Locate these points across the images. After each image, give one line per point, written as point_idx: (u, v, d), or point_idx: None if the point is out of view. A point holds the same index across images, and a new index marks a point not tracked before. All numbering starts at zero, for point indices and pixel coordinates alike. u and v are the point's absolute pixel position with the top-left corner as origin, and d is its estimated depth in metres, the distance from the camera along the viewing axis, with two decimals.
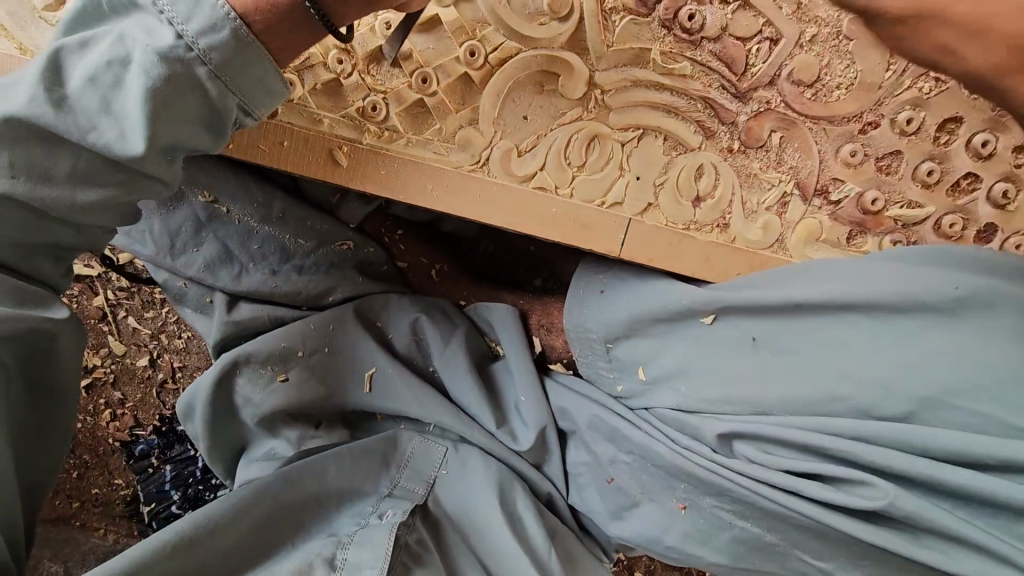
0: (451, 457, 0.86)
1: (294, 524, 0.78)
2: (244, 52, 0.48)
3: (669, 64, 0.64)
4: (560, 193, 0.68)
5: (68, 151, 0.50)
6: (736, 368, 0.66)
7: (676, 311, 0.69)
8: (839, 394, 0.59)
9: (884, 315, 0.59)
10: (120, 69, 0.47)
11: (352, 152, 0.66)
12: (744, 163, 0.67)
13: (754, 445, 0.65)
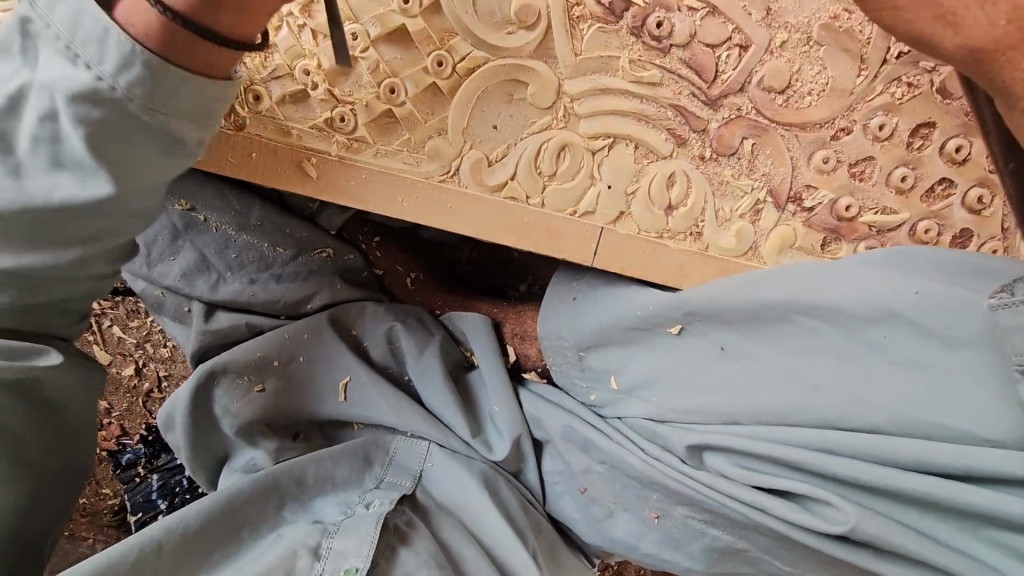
0: (435, 450, 0.86)
1: (276, 515, 0.77)
2: (168, 85, 0.43)
3: (638, 71, 0.63)
4: (531, 202, 0.67)
5: (82, 219, 0.48)
6: (705, 376, 0.66)
7: (644, 322, 0.70)
8: (806, 404, 0.58)
9: (847, 324, 0.57)
10: (51, 125, 0.44)
11: (320, 163, 0.66)
12: (716, 170, 0.66)
13: (722, 456, 0.65)
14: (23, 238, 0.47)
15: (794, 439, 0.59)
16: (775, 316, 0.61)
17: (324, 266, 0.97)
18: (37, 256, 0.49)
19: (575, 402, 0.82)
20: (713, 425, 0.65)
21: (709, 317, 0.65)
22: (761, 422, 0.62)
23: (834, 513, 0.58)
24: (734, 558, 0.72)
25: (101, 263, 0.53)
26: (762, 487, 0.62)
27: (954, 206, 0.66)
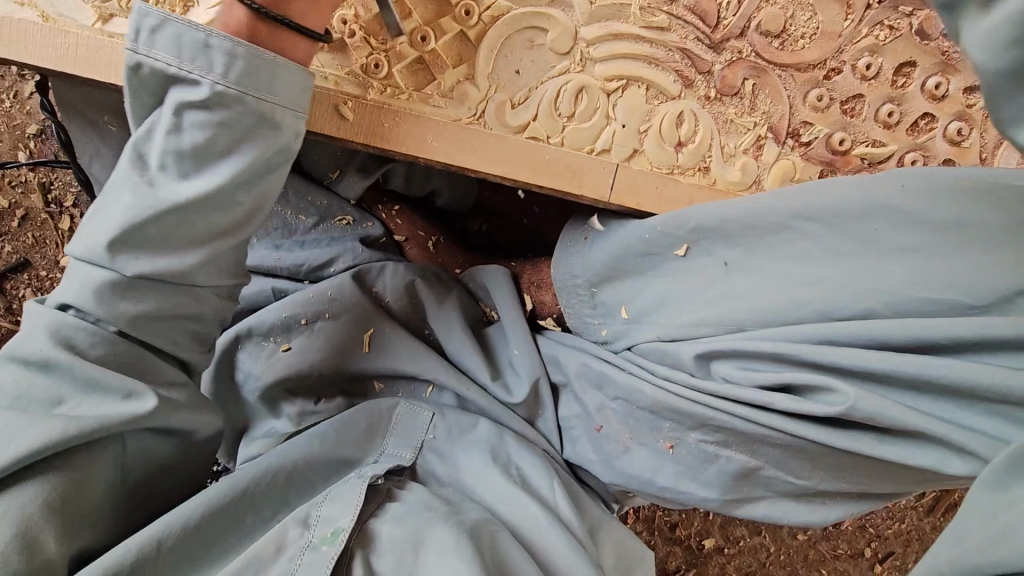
0: (440, 420, 0.89)
1: (281, 492, 0.75)
2: (260, 64, 0.57)
3: (648, 17, 0.70)
4: (552, 141, 0.73)
5: (209, 209, 0.58)
6: (711, 291, 0.74)
7: (654, 243, 0.76)
8: (804, 302, 0.68)
9: (841, 224, 0.67)
10: (183, 133, 0.56)
11: (356, 107, 0.71)
12: (721, 110, 0.72)
13: (728, 363, 0.73)
14: (170, 236, 0.57)
15: (797, 333, 0.68)
16: (773, 225, 0.70)
17: (345, 232, 1.03)
18: (181, 248, 0.58)
19: (587, 341, 0.88)
20: (720, 335, 0.73)
21: (714, 231, 0.72)
22: (765, 332, 0.70)
23: (833, 398, 0.67)
24: (749, 483, 0.76)
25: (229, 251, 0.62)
26: (771, 387, 0.70)
27: (937, 137, 0.72)
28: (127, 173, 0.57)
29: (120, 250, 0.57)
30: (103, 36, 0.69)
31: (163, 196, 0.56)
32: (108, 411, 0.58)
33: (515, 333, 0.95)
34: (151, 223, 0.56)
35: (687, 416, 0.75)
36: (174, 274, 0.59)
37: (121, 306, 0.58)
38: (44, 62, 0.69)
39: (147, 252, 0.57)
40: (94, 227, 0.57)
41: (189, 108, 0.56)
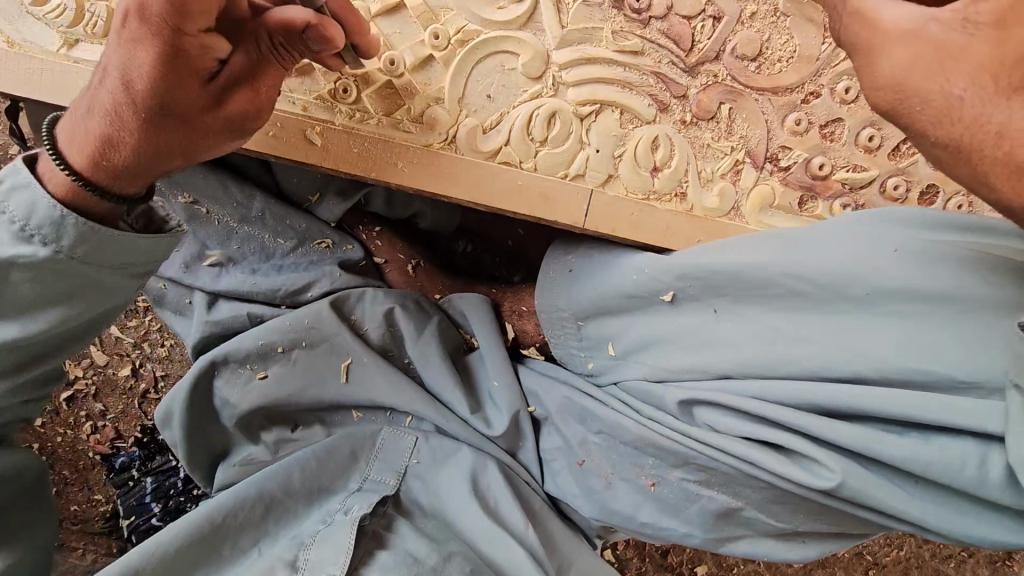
0: (424, 442, 0.88)
1: (261, 525, 0.80)
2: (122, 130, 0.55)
3: (621, 41, 0.68)
4: (524, 167, 0.71)
5: (48, 288, 0.58)
6: (691, 329, 0.71)
7: (639, 288, 0.73)
8: (779, 336, 0.66)
9: (838, 281, 0.62)
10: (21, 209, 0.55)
11: (325, 132, 0.70)
12: (697, 134, 0.71)
13: (715, 411, 0.69)
14: (6, 303, 0.58)
15: (789, 394, 0.64)
16: (762, 279, 0.66)
17: (323, 256, 1.01)
18: (49, 237, 0.56)
19: (574, 375, 0.86)
20: (702, 382, 0.70)
21: (703, 279, 0.69)
22: (753, 388, 0.66)
23: (824, 471, 0.62)
24: (729, 522, 0.74)
25: (118, 251, 0.58)
26: (761, 445, 0.66)
27: (919, 162, 0.71)
28: None
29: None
30: (69, 62, 0.68)
31: (42, 191, 0.55)
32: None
33: (496, 362, 0.93)
34: (20, 208, 0.55)
35: (670, 454, 0.72)
36: (53, 265, 0.57)
37: (10, 288, 0.57)
38: (8, 88, 0.68)
39: (16, 234, 0.55)
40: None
41: (76, 140, 0.56)
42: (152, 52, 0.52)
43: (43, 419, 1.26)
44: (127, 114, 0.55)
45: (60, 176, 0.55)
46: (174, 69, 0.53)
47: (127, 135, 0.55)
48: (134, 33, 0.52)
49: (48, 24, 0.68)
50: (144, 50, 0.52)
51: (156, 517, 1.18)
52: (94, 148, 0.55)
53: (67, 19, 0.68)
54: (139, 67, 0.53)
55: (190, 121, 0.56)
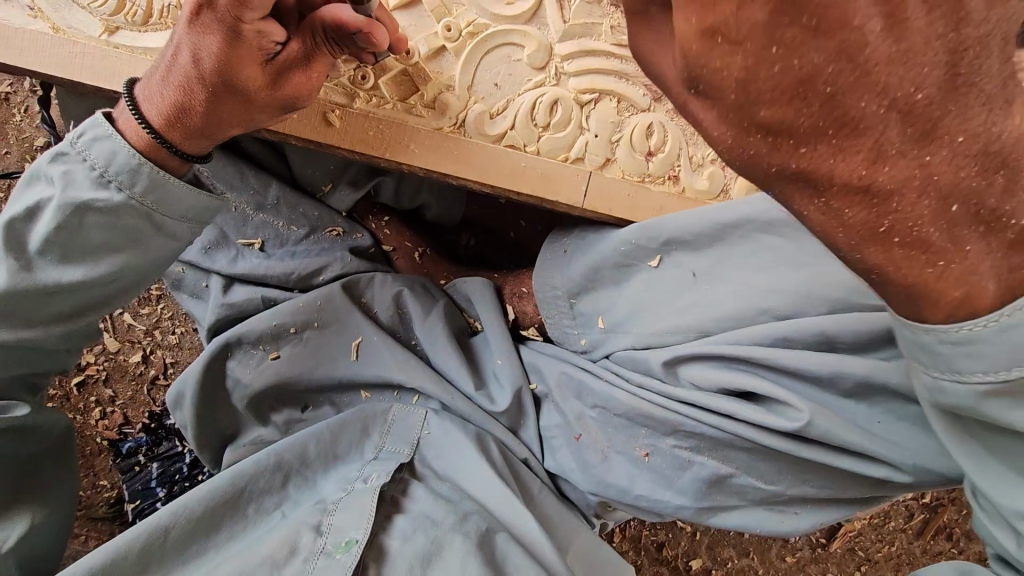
0: (433, 420, 0.92)
1: (280, 491, 0.83)
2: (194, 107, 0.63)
3: (618, 35, 0.74)
4: (528, 150, 0.76)
5: (109, 232, 0.65)
6: (680, 300, 0.76)
7: (626, 256, 0.79)
8: (765, 304, 0.71)
9: (798, 237, 0.71)
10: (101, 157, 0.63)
11: (342, 114, 0.75)
12: (688, 122, 0.77)
13: (695, 365, 0.76)
14: (69, 246, 0.65)
15: (756, 336, 0.71)
16: (737, 237, 0.73)
17: (335, 242, 1.05)
18: (125, 184, 0.64)
19: (569, 352, 0.89)
20: (689, 342, 0.76)
21: (682, 242, 0.76)
22: (732, 336, 0.72)
23: (788, 411, 0.70)
24: (720, 491, 0.77)
25: (180, 205, 0.67)
26: (727, 392, 0.74)
27: None
28: (50, 170, 0.64)
29: (76, 176, 0.64)
30: (109, 47, 0.74)
31: (124, 141, 0.63)
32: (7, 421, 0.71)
33: (499, 342, 0.97)
34: (102, 157, 0.63)
35: (660, 424, 0.77)
36: (122, 210, 0.64)
37: (82, 232, 0.64)
38: (51, 70, 0.74)
39: (95, 179, 0.63)
40: (57, 159, 0.64)
41: (152, 101, 0.64)
42: (219, 38, 0.60)
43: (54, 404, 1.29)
44: (195, 87, 0.62)
45: (139, 126, 0.64)
46: (238, 53, 0.61)
47: (196, 107, 0.63)
48: (204, 22, 0.60)
49: (91, 12, 0.74)
50: (211, 35, 0.60)
51: (160, 500, 1.20)
52: (167, 111, 0.63)
53: (109, 8, 0.74)
54: (209, 50, 0.61)
55: (248, 97, 0.64)
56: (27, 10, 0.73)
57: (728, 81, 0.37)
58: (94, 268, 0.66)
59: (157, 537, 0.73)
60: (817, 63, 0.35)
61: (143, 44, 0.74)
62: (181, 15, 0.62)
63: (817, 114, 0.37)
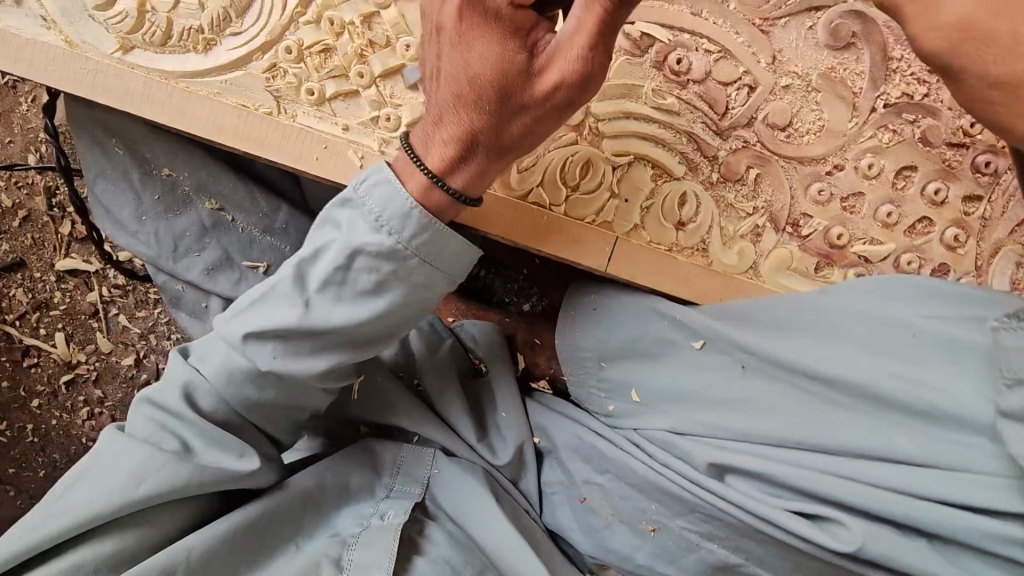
0: (441, 459, 0.85)
1: (295, 525, 0.74)
2: (443, 239, 0.61)
3: (659, 99, 0.71)
4: (555, 209, 0.73)
5: (331, 297, 0.63)
6: (726, 392, 0.73)
7: (671, 333, 0.76)
8: (824, 417, 0.68)
9: (868, 354, 0.67)
10: (304, 254, 0.64)
11: (366, 155, 0.71)
12: (723, 194, 0.73)
13: (743, 479, 0.71)
14: (369, 289, 0.62)
15: (809, 462, 0.67)
16: (793, 346, 0.70)
17: None
18: (396, 229, 0.60)
19: (586, 414, 0.87)
20: (729, 442, 0.72)
21: (730, 340, 0.72)
22: (756, 443, 0.70)
23: (843, 533, 0.65)
24: None
25: (445, 252, 0.62)
26: (785, 508, 0.68)
27: (933, 242, 0.73)
28: (265, 289, 0.65)
29: (355, 226, 0.61)
30: (123, 66, 0.70)
31: (405, 191, 0.60)
32: (229, 472, 0.68)
33: (506, 391, 0.93)
34: (378, 204, 0.60)
35: (678, 500, 0.74)
36: (390, 257, 0.61)
37: (318, 296, 0.63)
38: (61, 85, 0.70)
39: (369, 226, 0.60)
40: (268, 289, 0.65)
41: (435, 144, 0.60)
42: (591, 43, 0.55)
43: (40, 401, 1.26)
44: (482, 113, 0.58)
45: (421, 174, 0.60)
46: (516, 42, 0.56)
47: (528, 109, 0.58)
48: (486, 34, 0.56)
49: (107, 28, 0.70)
50: (583, 36, 0.54)
51: None
52: (452, 159, 0.60)
53: (127, 26, 0.70)
54: (565, 69, 0.56)
55: (543, 103, 0.57)
56: (39, 19, 0.70)
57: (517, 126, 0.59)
58: (382, 318, 0.64)
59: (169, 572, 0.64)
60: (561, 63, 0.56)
61: (158, 65, 0.70)
62: (461, 69, 0.57)
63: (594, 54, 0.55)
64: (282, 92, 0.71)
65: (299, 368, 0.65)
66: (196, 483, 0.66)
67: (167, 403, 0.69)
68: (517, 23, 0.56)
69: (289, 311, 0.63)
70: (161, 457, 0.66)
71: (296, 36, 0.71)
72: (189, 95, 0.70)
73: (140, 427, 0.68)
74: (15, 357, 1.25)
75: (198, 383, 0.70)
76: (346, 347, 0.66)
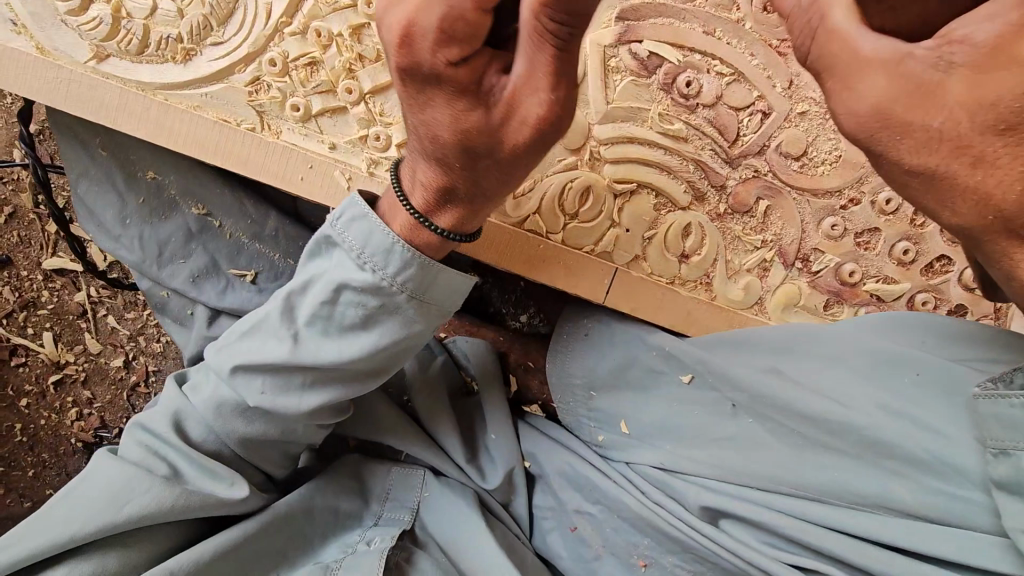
0: (431, 480, 0.80)
1: (274, 552, 0.70)
2: (430, 273, 0.58)
3: (666, 124, 0.67)
4: (552, 238, 0.69)
5: (319, 334, 0.60)
6: (720, 430, 0.69)
7: (658, 363, 0.74)
8: (824, 460, 0.63)
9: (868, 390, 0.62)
10: (291, 289, 0.61)
11: (353, 176, 0.67)
12: (730, 226, 0.69)
13: (737, 523, 0.67)
14: (369, 327, 0.59)
15: (806, 509, 0.62)
16: (789, 382, 0.65)
17: None
18: (382, 266, 0.57)
19: (578, 441, 0.83)
20: (721, 483, 0.68)
21: (721, 375, 0.68)
22: (748, 484, 0.66)
23: None
24: None
25: (437, 288, 0.59)
26: (781, 560, 0.64)
27: (951, 281, 0.69)
28: (251, 325, 0.63)
29: (339, 262, 0.58)
30: (98, 76, 0.66)
31: (389, 227, 0.57)
32: (215, 498, 0.65)
33: (498, 409, 0.88)
34: (360, 240, 0.57)
35: (671, 541, 0.71)
36: (377, 294, 0.57)
37: (307, 334, 0.60)
38: (33, 96, 0.66)
39: (353, 262, 0.57)
40: (255, 326, 0.62)
41: (418, 188, 0.58)
42: (552, 83, 0.48)
43: (28, 401, 1.24)
44: (456, 166, 0.54)
45: (407, 215, 0.58)
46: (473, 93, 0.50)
47: (498, 159, 0.53)
48: (445, 92, 0.50)
49: (80, 34, 0.66)
50: (540, 81, 0.48)
51: None
52: (436, 203, 0.57)
53: (101, 33, 0.65)
54: (531, 116, 0.50)
55: (520, 149, 0.52)
56: (10, 24, 0.66)
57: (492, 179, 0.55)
58: (371, 354, 0.60)
59: None
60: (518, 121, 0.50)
61: (135, 76, 0.66)
62: (429, 119, 0.52)
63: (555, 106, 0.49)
64: (265, 107, 0.67)
65: (287, 404, 0.62)
66: (180, 505, 0.63)
67: (157, 428, 0.67)
68: (463, 82, 0.49)
69: (276, 346, 0.60)
70: (148, 479, 0.62)
71: (281, 47, 0.66)
72: (167, 108, 0.67)
73: (130, 451, 0.66)
74: (3, 356, 1.22)
75: (188, 410, 0.68)
76: (343, 379, 0.63)
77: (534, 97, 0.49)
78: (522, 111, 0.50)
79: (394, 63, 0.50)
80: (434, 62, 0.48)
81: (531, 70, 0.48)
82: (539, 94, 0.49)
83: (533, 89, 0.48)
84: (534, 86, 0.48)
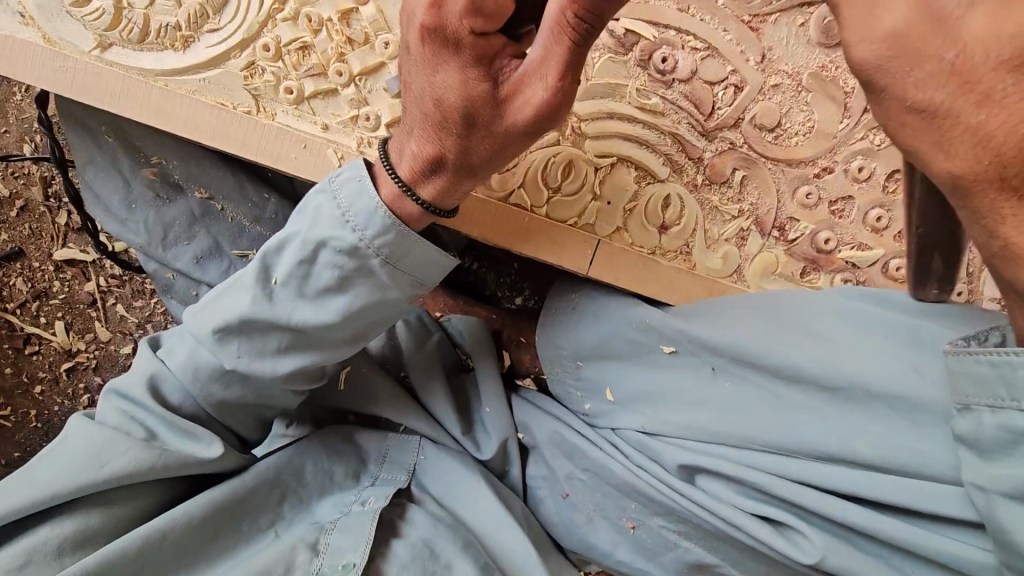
0: (425, 454, 0.82)
1: (275, 509, 0.73)
2: (408, 243, 0.61)
3: (643, 99, 0.70)
4: (537, 211, 0.72)
5: (297, 293, 0.63)
6: (699, 392, 0.72)
7: (637, 335, 0.76)
8: (795, 420, 0.66)
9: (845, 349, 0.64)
10: (273, 250, 0.63)
11: (345, 155, 0.70)
12: (708, 197, 0.72)
13: (714, 480, 0.71)
14: (344, 292, 0.62)
15: (777, 468, 0.66)
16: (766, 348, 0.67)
17: None
18: (361, 226, 0.60)
19: (568, 411, 0.86)
20: (702, 444, 0.71)
21: (700, 340, 0.70)
22: (726, 444, 0.69)
23: (805, 544, 0.64)
24: None
25: (414, 256, 0.62)
26: (751, 512, 0.68)
27: None
28: (231, 284, 0.65)
29: (322, 221, 0.61)
30: (101, 64, 0.70)
31: (376, 190, 0.60)
32: (193, 457, 0.68)
33: (491, 385, 0.91)
34: (346, 199, 0.60)
35: (657, 504, 0.74)
36: (355, 255, 0.60)
37: (284, 295, 0.63)
38: (40, 83, 0.70)
39: (337, 224, 0.60)
40: (234, 284, 0.65)
41: (405, 157, 0.61)
42: (562, 74, 0.51)
43: (41, 388, 1.27)
44: (449, 135, 0.57)
45: (393, 184, 0.60)
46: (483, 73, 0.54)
47: (491, 139, 0.57)
48: (462, 62, 0.54)
49: (85, 25, 0.69)
50: (551, 69, 0.51)
51: None
52: (420, 172, 0.60)
53: (104, 23, 0.69)
54: (532, 99, 0.53)
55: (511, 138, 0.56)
56: (18, 16, 0.70)
57: (482, 158, 0.58)
58: (346, 321, 0.63)
59: (157, 542, 0.65)
60: (520, 109, 0.54)
61: (136, 63, 0.70)
62: (436, 92, 0.56)
63: (565, 91, 0.52)
64: (260, 90, 0.71)
65: (263, 367, 0.65)
66: (160, 467, 0.66)
67: (134, 395, 0.70)
68: (480, 52, 0.54)
69: (254, 306, 0.62)
70: (129, 441, 0.66)
71: (274, 33, 0.70)
72: (167, 92, 0.70)
73: (108, 415, 0.69)
74: (18, 345, 1.27)
75: (164, 374, 0.71)
76: (319, 345, 0.66)
77: (540, 88, 0.52)
78: (529, 101, 0.53)
79: (419, 22, 0.53)
80: (459, 28, 0.52)
81: (546, 48, 0.51)
82: (545, 79, 0.52)
83: (544, 68, 0.51)
84: (547, 65, 0.51)
